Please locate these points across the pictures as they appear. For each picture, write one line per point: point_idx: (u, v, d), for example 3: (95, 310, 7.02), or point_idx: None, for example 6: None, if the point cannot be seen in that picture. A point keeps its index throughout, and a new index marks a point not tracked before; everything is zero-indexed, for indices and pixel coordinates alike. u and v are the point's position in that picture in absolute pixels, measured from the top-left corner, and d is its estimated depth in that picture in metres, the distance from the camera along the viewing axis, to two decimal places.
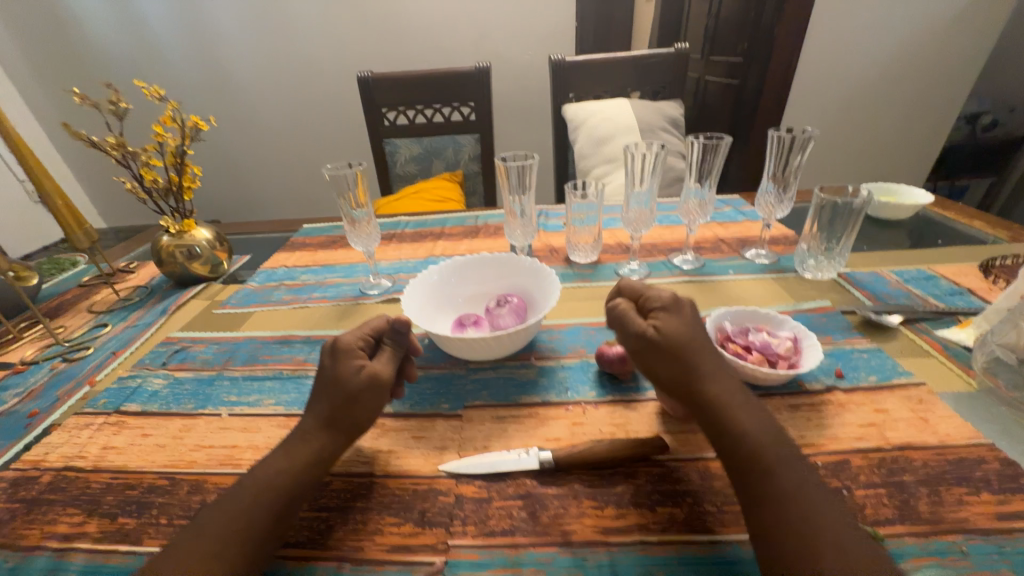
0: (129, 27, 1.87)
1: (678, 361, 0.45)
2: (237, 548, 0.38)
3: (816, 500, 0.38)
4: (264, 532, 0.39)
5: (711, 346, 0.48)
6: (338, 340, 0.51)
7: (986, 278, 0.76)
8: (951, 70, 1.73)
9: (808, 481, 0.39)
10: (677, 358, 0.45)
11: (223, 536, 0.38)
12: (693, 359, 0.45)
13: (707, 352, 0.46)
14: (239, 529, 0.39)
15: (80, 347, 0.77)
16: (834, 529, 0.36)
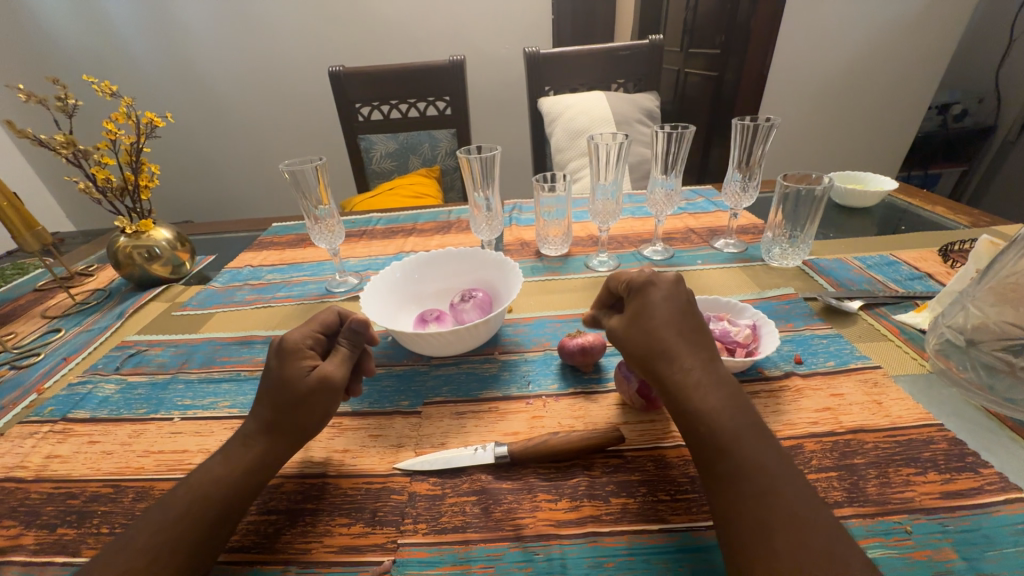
0: (88, 21, 1.79)
1: (643, 337, 0.45)
2: (166, 560, 0.36)
3: (779, 480, 0.36)
4: (196, 543, 0.38)
5: (688, 325, 0.46)
6: (284, 339, 0.48)
7: (945, 263, 0.77)
8: (921, 60, 1.76)
9: (774, 460, 0.37)
10: (638, 343, 0.46)
11: (151, 549, 0.37)
12: (659, 335, 0.45)
13: (678, 328, 0.45)
14: (169, 541, 0.37)
15: (29, 354, 0.74)
16: (792, 509, 0.34)
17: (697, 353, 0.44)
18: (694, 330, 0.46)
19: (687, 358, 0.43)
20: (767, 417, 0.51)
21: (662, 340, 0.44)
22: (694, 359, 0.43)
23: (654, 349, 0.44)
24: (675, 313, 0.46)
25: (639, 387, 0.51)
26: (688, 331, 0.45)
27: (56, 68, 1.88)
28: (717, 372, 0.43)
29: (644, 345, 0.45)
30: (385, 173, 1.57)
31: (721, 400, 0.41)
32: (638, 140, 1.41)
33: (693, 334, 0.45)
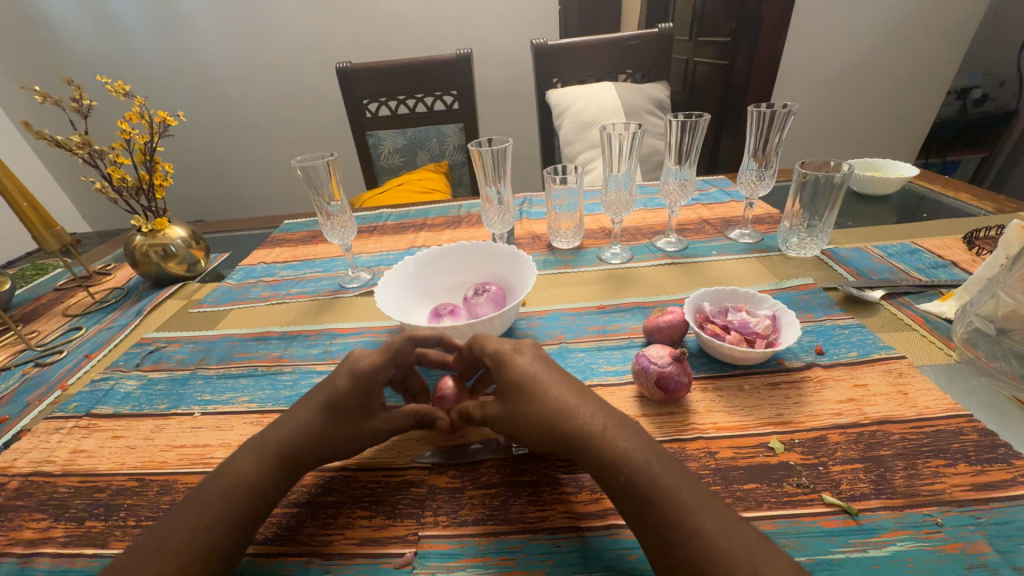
0: (98, 23, 1.81)
1: (525, 411, 0.41)
2: (196, 562, 0.37)
3: (700, 517, 0.33)
4: (224, 545, 0.38)
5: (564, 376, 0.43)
6: (360, 366, 0.46)
7: (970, 250, 0.75)
8: (940, 44, 1.71)
9: (689, 492, 0.35)
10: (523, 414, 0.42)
11: (180, 550, 0.37)
12: (537, 393, 0.41)
13: (552, 381, 0.42)
14: (198, 543, 0.37)
15: (52, 351, 0.75)
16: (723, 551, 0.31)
17: (588, 401, 0.41)
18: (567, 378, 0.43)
19: (576, 405, 0.40)
20: (789, 409, 0.50)
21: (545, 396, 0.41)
22: (582, 405, 0.40)
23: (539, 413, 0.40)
24: (547, 371, 0.43)
25: (658, 378, 0.50)
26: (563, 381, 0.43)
27: (69, 70, 1.91)
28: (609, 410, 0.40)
29: (529, 417, 0.41)
30: (393, 169, 1.57)
31: (628, 434, 0.38)
32: (649, 131, 1.39)
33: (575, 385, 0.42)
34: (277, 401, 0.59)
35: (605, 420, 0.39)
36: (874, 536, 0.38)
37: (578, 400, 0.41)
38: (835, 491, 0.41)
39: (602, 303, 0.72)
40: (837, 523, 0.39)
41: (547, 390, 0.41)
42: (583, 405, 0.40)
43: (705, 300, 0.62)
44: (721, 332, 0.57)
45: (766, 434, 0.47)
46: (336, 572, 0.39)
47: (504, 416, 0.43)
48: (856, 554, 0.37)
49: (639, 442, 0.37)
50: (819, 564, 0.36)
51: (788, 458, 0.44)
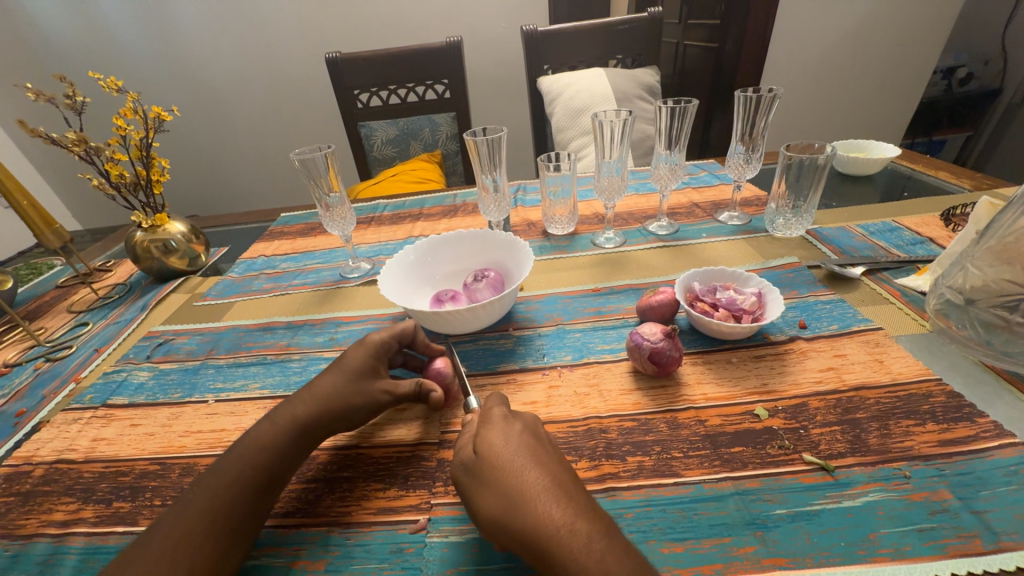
0: (79, 15, 1.77)
1: (502, 487, 0.37)
2: (222, 519, 0.40)
3: None
4: (246, 507, 0.41)
5: (547, 466, 0.38)
6: (371, 339, 0.53)
7: (947, 227, 0.78)
8: (925, 24, 1.72)
9: None
10: (497, 489, 0.37)
11: (208, 510, 0.40)
12: (526, 470, 0.37)
13: (542, 468, 0.38)
14: (224, 505, 0.41)
15: (62, 346, 0.77)
16: None
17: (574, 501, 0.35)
18: (563, 459, 0.40)
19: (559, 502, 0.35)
20: (773, 378, 0.53)
21: (534, 476, 0.37)
22: (574, 498, 0.36)
23: (522, 490, 0.36)
24: (537, 457, 0.39)
25: (651, 353, 0.53)
26: (560, 462, 0.39)
27: (51, 64, 1.87)
28: (596, 511, 0.36)
29: (505, 494, 0.36)
30: (386, 159, 1.58)
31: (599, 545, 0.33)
32: (640, 117, 1.40)
33: (564, 483, 0.37)
34: (288, 387, 0.61)
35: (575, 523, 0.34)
36: (848, 489, 0.41)
37: (572, 492, 0.36)
38: (814, 450, 0.45)
39: (597, 286, 0.75)
40: (816, 479, 0.42)
41: (528, 472, 0.37)
42: (571, 498, 0.36)
43: (695, 280, 0.65)
44: (710, 309, 0.60)
45: (752, 402, 0.51)
46: (356, 538, 0.42)
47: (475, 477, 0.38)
48: (833, 504, 0.40)
49: (635, 560, 0.33)
50: (798, 514, 0.40)
51: (771, 423, 0.48)
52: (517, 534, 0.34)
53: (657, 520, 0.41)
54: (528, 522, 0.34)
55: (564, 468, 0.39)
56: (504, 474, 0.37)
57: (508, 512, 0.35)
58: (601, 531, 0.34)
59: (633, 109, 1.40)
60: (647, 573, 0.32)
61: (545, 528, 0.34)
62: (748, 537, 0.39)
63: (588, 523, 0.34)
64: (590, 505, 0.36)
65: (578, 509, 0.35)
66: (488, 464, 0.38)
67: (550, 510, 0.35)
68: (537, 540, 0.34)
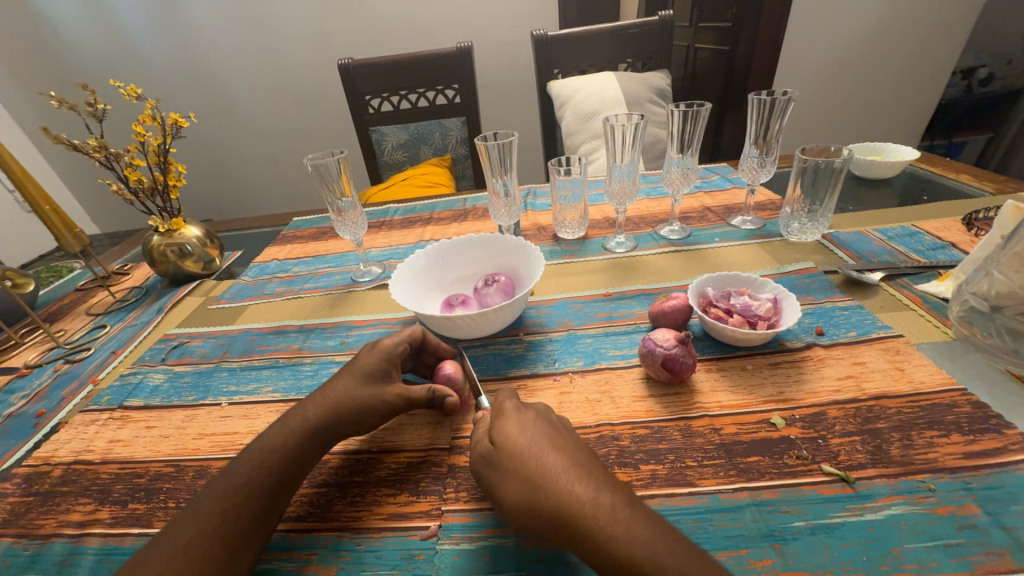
0: (100, 24, 1.82)
1: (523, 476, 0.36)
2: (231, 521, 0.40)
3: None
4: (254, 509, 0.41)
5: (565, 449, 0.38)
6: (381, 343, 0.53)
7: (969, 231, 0.76)
8: (943, 24, 1.69)
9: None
10: (518, 478, 0.36)
11: (217, 513, 0.40)
12: (545, 453, 0.37)
13: (560, 451, 0.37)
14: (232, 508, 0.41)
15: (80, 348, 0.78)
16: None
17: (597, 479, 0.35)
18: (579, 440, 0.40)
19: (582, 483, 0.35)
20: (790, 386, 0.52)
21: (554, 459, 0.37)
22: (595, 474, 0.36)
23: (545, 475, 0.35)
24: (553, 440, 0.38)
25: (664, 359, 0.53)
26: (577, 443, 0.39)
27: (73, 73, 1.92)
28: (619, 487, 0.35)
29: (527, 483, 0.36)
30: (397, 164, 1.59)
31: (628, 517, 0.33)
32: (651, 120, 1.39)
33: (584, 462, 0.37)
34: (300, 390, 0.61)
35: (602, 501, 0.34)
36: (870, 502, 0.40)
37: (593, 470, 0.36)
38: (833, 461, 0.44)
39: (608, 291, 0.74)
40: (835, 491, 0.41)
41: (546, 458, 0.37)
42: (592, 475, 0.36)
43: (709, 286, 0.64)
44: (724, 316, 0.59)
45: (768, 410, 0.50)
46: (367, 544, 0.42)
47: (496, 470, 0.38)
48: (853, 517, 0.39)
49: (662, 528, 0.33)
50: (817, 527, 0.39)
51: (789, 432, 0.47)
52: (542, 516, 0.34)
53: None
54: (553, 503, 0.34)
55: (581, 448, 0.39)
56: (524, 459, 0.37)
57: (532, 495, 0.35)
58: (626, 503, 0.34)
59: (644, 113, 1.40)
60: (676, 539, 0.32)
61: (571, 507, 0.33)
62: (766, 549, 0.38)
63: (612, 497, 0.34)
64: (612, 480, 0.36)
65: (601, 485, 0.35)
66: (507, 454, 0.38)
67: (574, 489, 0.34)
68: (564, 520, 0.33)
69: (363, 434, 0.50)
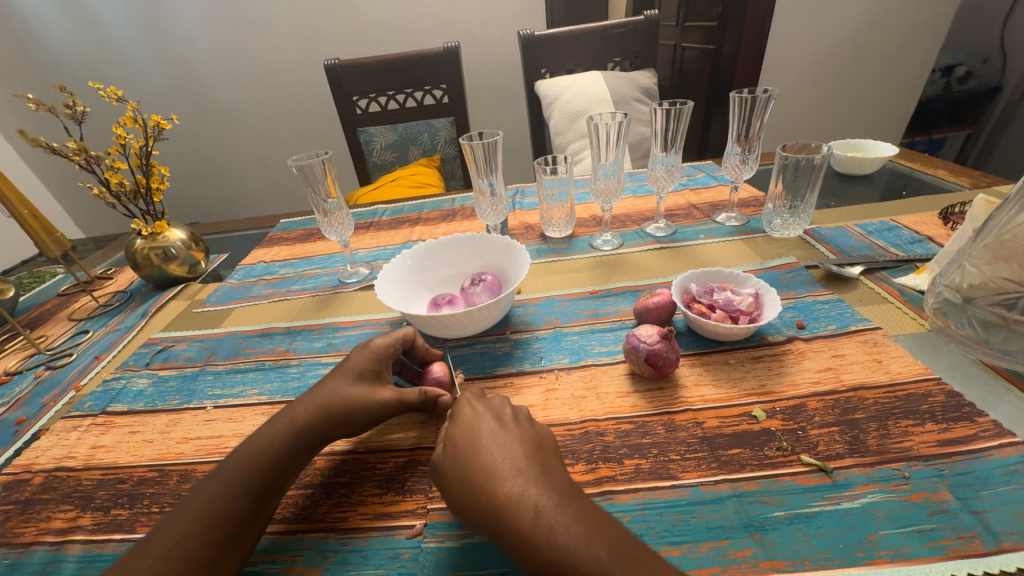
0: (81, 25, 1.79)
1: (460, 473, 0.39)
2: (217, 523, 0.40)
3: None
4: (242, 511, 0.41)
5: (503, 446, 0.40)
6: (371, 343, 0.54)
7: (945, 225, 0.78)
8: (922, 23, 1.73)
9: None
10: (456, 476, 0.39)
11: (203, 515, 0.40)
12: (482, 455, 0.39)
13: (497, 449, 0.39)
14: (218, 509, 0.41)
15: (62, 354, 0.77)
16: None
17: (528, 474, 0.37)
18: (528, 434, 0.42)
19: (511, 479, 0.37)
20: (771, 379, 0.53)
21: (490, 460, 0.38)
22: (527, 473, 0.37)
23: (479, 472, 0.38)
24: (494, 439, 0.40)
25: (647, 355, 0.53)
26: (522, 439, 0.41)
27: (53, 75, 1.89)
28: (552, 480, 0.37)
29: (464, 480, 0.38)
30: (386, 165, 1.58)
31: (552, 510, 0.34)
32: (637, 119, 1.41)
33: (521, 458, 0.38)
34: (286, 392, 0.61)
35: (529, 495, 0.35)
36: (847, 490, 0.41)
37: (527, 468, 0.38)
38: (812, 451, 0.45)
39: (595, 288, 0.75)
40: (814, 480, 0.42)
41: (483, 456, 0.39)
42: (525, 474, 0.37)
43: (692, 282, 0.65)
44: (707, 311, 0.60)
45: (750, 403, 0.50)
46: (352, 544, 0.42)
47: (442, 469, 0.41)
48: (831, 506, 0.40)
49: (586, 525, 0.33)
50: (796, 517, 0.39)
51: (769, 424, 0.48)
52: (474, 516, 0.36)
53: (654, 523, 0.41)
54: (483, 502, 0.36)
55: (524, 444, 0.40)
56: (463, 461, 0.39)
57: (466, 496, 0.37)
58: (552, 502, 0.35)
59: (631, 112, 1.41)
60: (598, 536, 0.32)
61: (497, 507, 0.35)
62: (746, 539, 0.38)
63: (539, 496, 0.35)
64: (547, 478, 0.37)
65: (531, 485, 0.36)
66: (450, 453, 0.41)
67: (503, 489, 0.36)
68: (491, 519, 0.35)
69: (351, 435, 0.50)
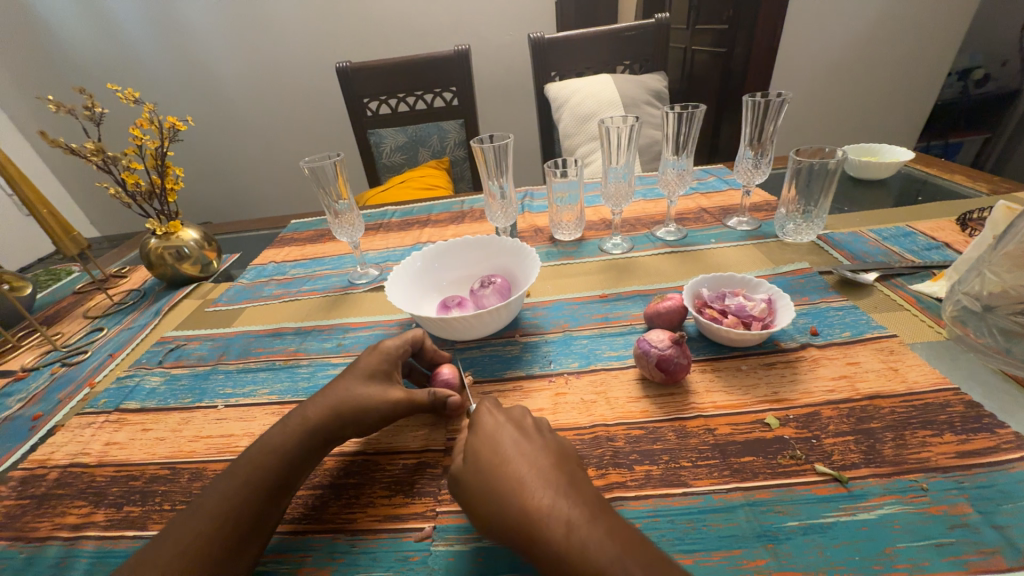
0: (99, 28, 1.82)
1: (486, 486, 0.38)
2: (231, 522, 0.40)
3: None
4: (254, 511, 0.41)
5: (528, 457, 0.39)
6: (382, 344, 0.54)
7: (963, 232, 0.77)
8: (938, 26, 1.70)
9: None
10: (481, 489, 0.38)
11: (216, 514, 0.40)
12: (506, 465, 0.39)
13: (522, 461, 0.39)
14: (231, 509, 0.41)
15: (77, 351, 0.79)
16: None
17: (556, 487, 0.37)
18: (551, 445, 0.42)
19: (540, 491, 0.37)
20: (784, 387, 0.52)
21: (516, 471, 0.38)
22: (555, 486, 0.37)
23: (506, 484, 0.38)
24: (518, 450, 0.40)
25: (658, 360, 0.53)
26: (546, 451, 0.41)
27: (72, 76, 1.93)
28: (579, 492, 0.37)
29: (489, 491, 0.38)
30: (395, 166, 1.59)
31: (583, 523, 0.34)
32: (647, 122, 1.40)
33: (547, 470, 0.38)
34: (296, 392, 0.62)
35: (560, 509, 0.35)
36: (863, 501, 0.40)
37: (554, 480, 0.38)
38: (827, 461, 0.44)
39: (605, 292, 0.74)
40: (829, 490, 0.41)
41: (509, 469, 0.39)
42: (553, 486, 0.37)
43: (704, 286, 0.64)
44: (719, 316, 0.59)
45: (763, 411, 0.50)
46: (361, 546, 0.42)
47: (463, 480, 0.40)
48: (847, 517, 0.39)
49: (616, 539, 0.33)
50: (811, 527, 0.39)
51: (783, 433, 0.47)
52: (501, 529, 0.36)
53: (666, 531, 0.40)
54: (512, 515, 0.36)
55: (549, 456, 0.40)
56: (487, 472, 0.39)
57: (492, 507, 0.37)
58: (583, 515, 0.35)
59: (641, 115, 1.40)
60: (626, 547, 0.33)
61: (527, 519, 0.35)
62: (759, 549, 0.38)
63: (569, 509, 0.35)
64: (574, 491, 0.37)
65: (560, 498, 0.36)
66: (473, 464, 0.40)
67: (532, 502, 0.36)
68: (521, 531, 0.35)
69: (361, 436, 0.50)
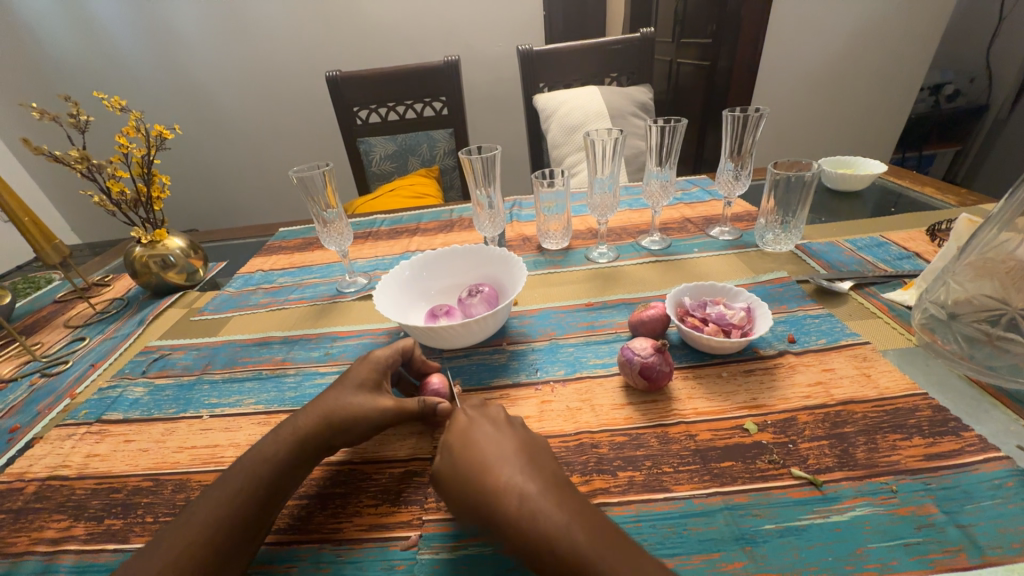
0: (85, 34, 1.81)
1: (455, 471, 0.40)
2: (223, 532, 0.40)
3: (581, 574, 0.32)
4: (247, 520, 0.41)
5: (494, 442, 0.41)
6: (371, 355, 0.54)
7: (932, 242, 0.80)
8: (910, 43, 1.78)
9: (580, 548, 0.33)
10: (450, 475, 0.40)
11: (210, 521, 0.40)
12: (474, 449, 0.41)
13: (489, 446, 0.41)
14: (224, 517, 0.41)
15: (57, 362, 0.77)
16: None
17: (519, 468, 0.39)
18: (522, 433, 0.43)
19: (503, 470, 0.38)
20: (762, 393, 0.54)
21: (481, 453, 0.40)
22: (519, 466, 0.39)
23: (474, 468, 0.39)
24: (486, 438, 0.42)
25: (641, 367, 0.54)
26: (511, 435, 0.42)
27: (55, 83, 1.90)
28: (544, 472, 0.39)
29: (457, 475, 0.39)
30: (385, 174, 1.60)
31: (545, 497, 0.36)
32: (633, 133, 1.43)
33: (514, 452, 0.40)
34: (282, 402, 0.61)
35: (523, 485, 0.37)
36: (836, 504, 0.42)
37: (517, 460, 0.39)
38: (802, 464, 0.45)
39: (590, 301, 0.76)
40: (804, 494, 0.43)
41: (476, 454, 0.40)
42: (514, 464, 0.39)
43: (686, 295, 0.66)
44: (700, 324, 0.61)
45: (742, 416, 0.51)
46: (347, 555, 0.42)
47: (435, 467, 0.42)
48: (820, 519, 0.41)
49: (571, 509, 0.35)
50: (787, 530, 0.40)
51: (761, 438, 0.48)
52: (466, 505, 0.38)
53: (648, 535, 0.41)
54: (475, 492, 0.38)
55: (515, 440, 0.42)
56: (455, 452, 0.41)
57: (459, 486, 0.39)
58: (540, 491, 0.37)
59: (627, 125, 1.43)
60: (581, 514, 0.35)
61: (490, 496, 0.37)
62: (736, 552, 0.39)
63: (527, 484, 0.37)
64: (535, 468, 0.39)
65: (520, 473, 0.38)
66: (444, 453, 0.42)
67: (493, 477, 0.38)
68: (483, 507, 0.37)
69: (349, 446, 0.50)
